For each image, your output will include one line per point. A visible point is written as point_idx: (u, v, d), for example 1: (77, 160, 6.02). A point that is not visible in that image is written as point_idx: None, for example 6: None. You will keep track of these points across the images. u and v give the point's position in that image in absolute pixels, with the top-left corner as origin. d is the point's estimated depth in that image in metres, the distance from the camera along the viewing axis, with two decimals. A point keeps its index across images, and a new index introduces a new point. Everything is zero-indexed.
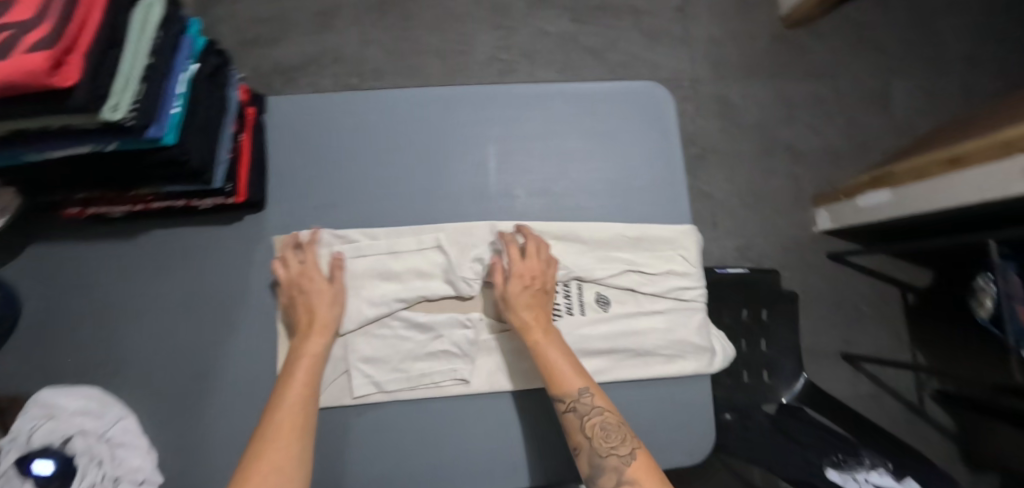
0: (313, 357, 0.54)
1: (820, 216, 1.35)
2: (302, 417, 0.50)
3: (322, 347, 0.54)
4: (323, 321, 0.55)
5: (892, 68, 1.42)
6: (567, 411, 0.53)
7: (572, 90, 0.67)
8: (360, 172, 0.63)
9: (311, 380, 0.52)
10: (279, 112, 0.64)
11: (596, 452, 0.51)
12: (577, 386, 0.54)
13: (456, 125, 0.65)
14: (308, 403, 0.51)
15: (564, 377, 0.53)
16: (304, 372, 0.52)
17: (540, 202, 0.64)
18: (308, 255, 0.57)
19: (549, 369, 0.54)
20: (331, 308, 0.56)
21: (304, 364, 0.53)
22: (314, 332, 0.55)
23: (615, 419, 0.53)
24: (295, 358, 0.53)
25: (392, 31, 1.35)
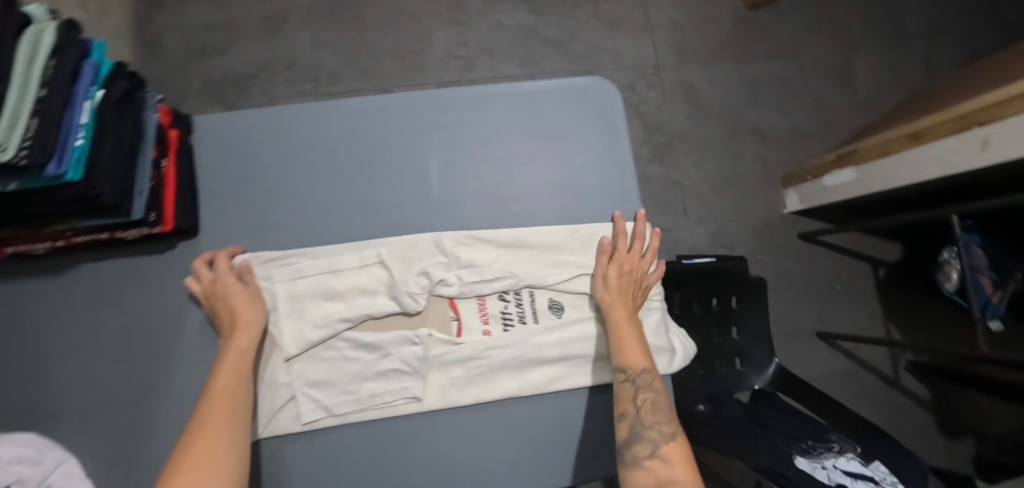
0: (242, 352, 0.53)
1: (789, 196, 1.35)
2: (232, 407, 0.49)
3: (248, 344, 0.53)
4: (245, 321, 0.54)
5: (854, 44, 1.41)
6: (624, 380, 0.55)
7: (513, 91, 0.65)
8: (297, 189, 0.61)
9: (240, 374, 0.51)
10: (208, 132, 0.61)
11: (640, 422, 0.53)
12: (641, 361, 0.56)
13: (394, 134, 0.62)
14: (237, 397, 0.50)
15: (633, 350, 0.56)
16: (230, 365, 0.51)
17: (487, 209, 0.62)
18: (219, 263, 0.55)
19: (618, 343, 0.57)
20: (255, 308, 0.55)
21: (229, 360, 0.52)
22: (243, 330, 0.54)
23: (666, 401, 0.55)
24: (223, 355, 0.52)
25: (345, 34, 1.31)
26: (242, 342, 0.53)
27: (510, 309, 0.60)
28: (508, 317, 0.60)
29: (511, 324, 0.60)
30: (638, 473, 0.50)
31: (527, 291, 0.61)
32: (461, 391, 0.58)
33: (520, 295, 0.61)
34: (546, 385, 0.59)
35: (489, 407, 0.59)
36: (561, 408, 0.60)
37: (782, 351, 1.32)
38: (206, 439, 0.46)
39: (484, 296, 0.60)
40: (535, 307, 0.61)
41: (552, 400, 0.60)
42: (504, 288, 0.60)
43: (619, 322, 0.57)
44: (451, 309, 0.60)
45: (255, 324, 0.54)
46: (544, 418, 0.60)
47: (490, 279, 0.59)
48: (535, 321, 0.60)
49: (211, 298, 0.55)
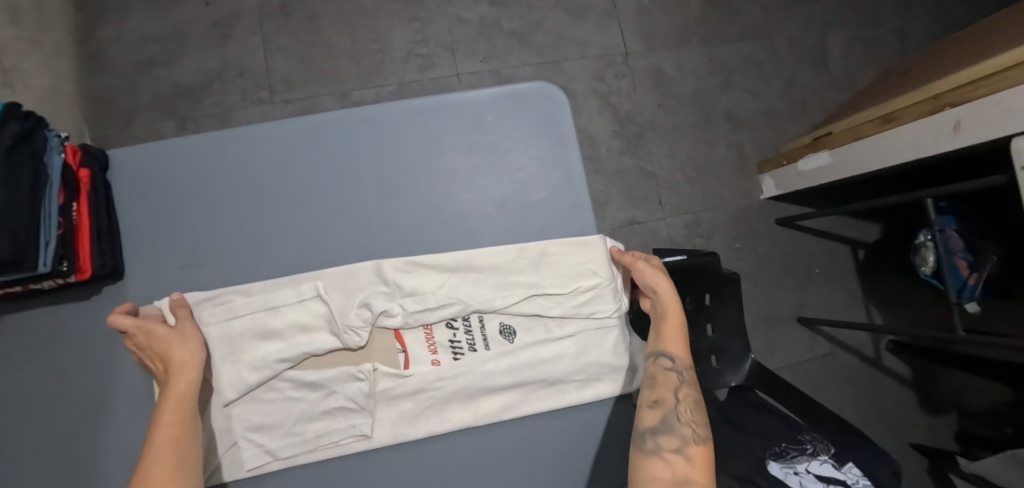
0: (183, 398, 0.49)
1: (766, 182, 1.32)
2: (176, 458, 0.45)
3: (189, 385, 0.50)
4: (180, 362, 0.50)
5: (826, 22, 1.37)
6: (667, 369, 0.56)
7: (451, 102, 0.61)
8: (226, 223, 0.57)
9: (181, 419, 0.48)
10: (125, 167, 0.57)
11: (675, 414, 0.52)
12: (686, 357, 0.56)
13: (325, 157, 0.59)
14: (185, 449, 0.46)
15: (683, 343, 0.56)
16: (169, 414, 0.47)
17: (428, 231, 0.59)
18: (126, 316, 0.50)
19: (669, 332, 0.57)
20: (187, 348, 0.51)
21: (166, 410, 0.48)
22: (178, 373, 0.50)
23: (701, 405, 0.54)
24: (161, 403, 0.48)
25: (298, 37, 1.26)
26: (181, 387, 0.49)
27: (459, 337, 0.58)
28: (457, 345, 0.58)
29: (460, 353, 0.58)
30: (658, 462, 0.49)
31: (476, 317, 0.59)
32: (411, 425, 0.56)
33: (469, 322, 0.58)
34: (499, 413, 0.57)
35: (442, 439, 0.57)
36: (517, 434, 0.58)
37: (763, 338, 1.31)
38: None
39: (431, 325, 0.58)
40: (484, 334, 0.58)
41: (509, 428, 0.58)
42: (451, 315, 0.57)
43: (675, 310, 0.58)
44: (397, 342, 0.57)
45: (193, 365, 0.51)
46: (499, 445, 0.58)
47: (436, 307, 0.57)
48: (485, 348, 0.58)
49: (137, 351, 0.51)
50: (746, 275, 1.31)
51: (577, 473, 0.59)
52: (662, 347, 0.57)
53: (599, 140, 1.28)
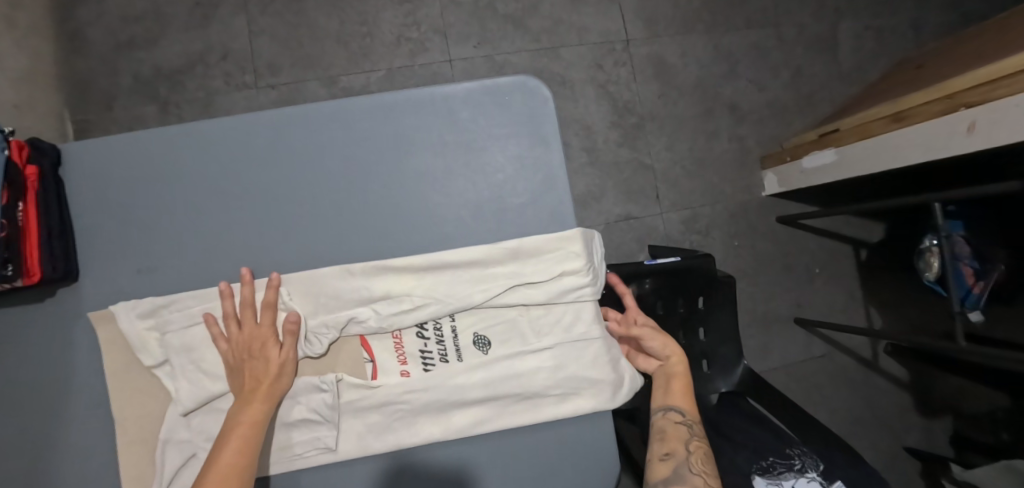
0: (253, 427, 0.48)
1: (768, 179, 1.28)
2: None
3: (263, 415, 0.49)
4: (271, 389, 0.50)
5: (839, 8, 1.29)
6: (677, 422, 0.60)
7: (427, 98, 0.57)
8: (186, 223, 0.55)
9: (248, 446, 0.47)
10: (81, 162, 0.54)
11: (687, 464, 0.56)
12: (692, 410, 0.61)
13: (290, 155, 0.55)
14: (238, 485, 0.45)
15: (691, 398, 0.62)
16: (239, 440, 0.47)
17: (398, 235, 0.56)
18: (264, 315, 0.51)
19: (679, 389, 0.63)
20: (284, 377, 0.51)
21: (239, 436, 0.47)
22: (257, 399, 0.49)
23: (711, 453, 0.58)
24: (232, 428, 0.47)
25: (283, 18, 1.21)
26: (259, 415, 0.49)
27: (430, 347, 0.55)
28: (428, 356, 0.55)
29: (431, 363, 0.55)
30: None
31: (448, 324, 0.56)
32: (378, 438, 0.53)
33: (441, 330, 0.55)
34: (470, 428, 0.54)
35: (416, 452, 0.55)
36: (488, 450, 0.56)
37: (759, 339, 1.28)
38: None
39: (400, 332, 0.55)
40: (457, 344, 0.55)
41: (481, 442, 0.56)
42: (424, 319, 0.54)
43: (684, 372, 0.63)
44: (364, 350, 0.55)
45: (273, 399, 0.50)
46: (471, 463, 0.56)
47: (411, 310, 0.54)
48: (457, 359, 0.55)
49: (241, 357, 0.51)
50: (744, 274, 1.28)
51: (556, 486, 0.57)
52: (672, 403, 0.62)
53: (595, 131, 1.24)
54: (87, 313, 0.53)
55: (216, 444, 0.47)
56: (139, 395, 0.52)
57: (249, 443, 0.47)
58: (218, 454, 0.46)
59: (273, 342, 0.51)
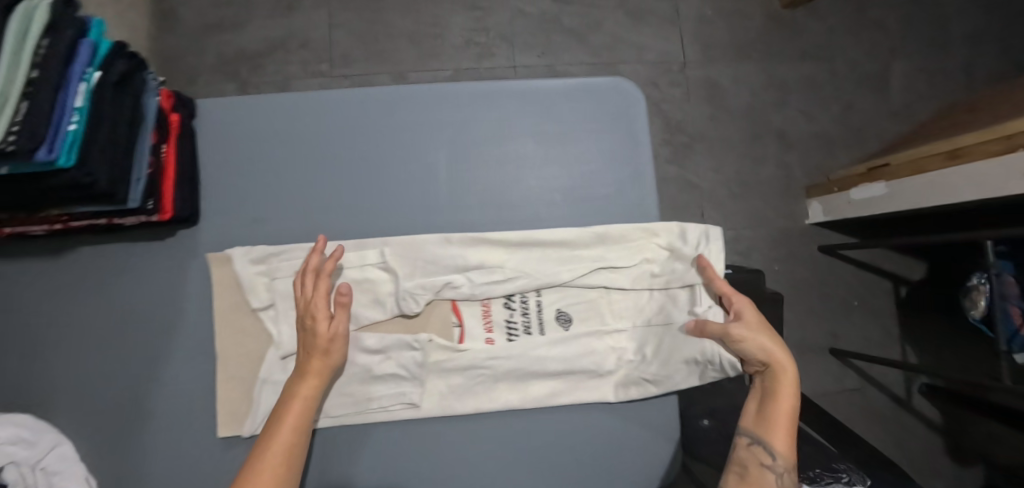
0: (307, 404, 0.49)
1: (813, 207, 1.29)
2: (288, 462, 0.46)
3: (316, 391, 0.50)
4: (325, 362, 0.51)
5: (895, 47, 1.30)
6: (766, 468, 0.50)
7: (527, 90, 0.62)
8: (297, 181, 0.59)
9: (301, 420, 0.48)
10: (212, 117, 0.59)
11: None
12: (790, 455, 0.50)
13: (398, 130, 0.60)
14: (290, 462, 0.47)
15: (789, 440, 0.50)
16: (293, 416, 0.48)
17: (492, 212, 0.59)
18: (319, 285, 0.52)
19: (774, 419, 0.51)
20: (336, 353, 0.51)
21: (294, 409, 0.48)
22: (311, 377, 0.50)
23: None
24: (286, 405, 0.49)
25: (361, 14, 1.28)
26: (309, 391, 0.50)
27: (515, 318, 0.58)
28: (512, 326, 0.58)
29: (515, 334, 0.58)
30: None
31: (535, 298, 0.59)
32: (459, 399, 0.56)
33: (527, 303, 0.58)
34: (545, 399, 0.57)
35: (490, 417, 0.57)
36: (558, 422, 0.58)
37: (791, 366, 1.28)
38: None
39: (489, 301, 0.58)
40: (540, 318, 0.58)
41: (551, 417, 0.58)
42: (513, 291, 0.58)
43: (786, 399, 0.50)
44: (454, 315, 0.58)
45: (326, 377, 0.51)
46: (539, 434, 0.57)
47: (502, 281, 0.57)
48: (539, 332, 0.58)
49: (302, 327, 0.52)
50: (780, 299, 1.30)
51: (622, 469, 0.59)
52: (763, 436, 0.51)
53: None
54: (202, 254, 0.57)
55: (272, 420, 0.48)
56: (243, 336, 0.56)
57: (302, 418, 0.49)
58: (274, 431, 0.47)
59: (325, 316, 0.51)
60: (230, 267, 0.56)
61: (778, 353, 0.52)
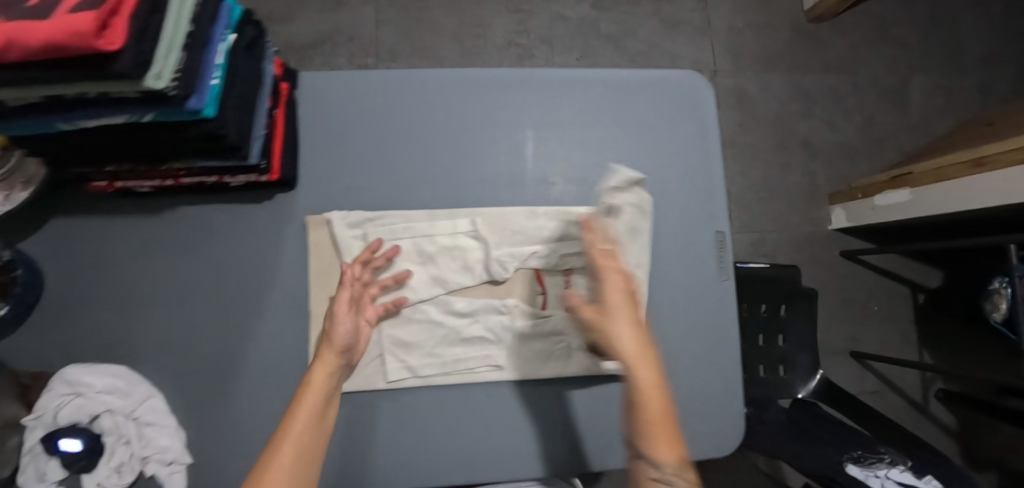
0: (320, 387, 0.49)
1: (836, 214, 1.34)
2: (305, 453, 0.45)
3: (329, 377, 0.50)
4: (337, 349, 0.52)
5: (914, 64, 1.37)
6: (651, 474, 0.48)
7: (609, 78, 0.67)
8: (393, 152, 0.62)
9: (318, 410, 0.48)
10: (314, 87, 0.62)
11: None
12: (672, 464, 0.47)
13: (490, 108, 0.64)
14: (305, 438, 0.46)
15: (668, 448, 0.47)
16: (309, 403, 0.48)
17: (576, 189, 0.64)
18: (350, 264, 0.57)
19: (646, 425, 0.47)
20: (340, 327, 0.53)
21: (309, 394, 0.48)
22: (321, 361, 0.51)
23: None
24: (303, 389, 0.49)
25: (407, 12, 1.32)
26: (320, 378, 0.50)
27: None
28: None
29: None
30: None
31: None
32: (540, 363, 0.59)
33: None
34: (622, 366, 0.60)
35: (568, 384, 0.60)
36: (627, 389, 0.62)
37: None
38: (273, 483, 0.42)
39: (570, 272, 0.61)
40: None
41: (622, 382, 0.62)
42: None
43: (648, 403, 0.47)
44: (536, 283, 0.60)
45: (333, 365, 0.51)
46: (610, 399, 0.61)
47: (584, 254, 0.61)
48: None
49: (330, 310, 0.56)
50: None
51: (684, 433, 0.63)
52: (645, 450, 0.48)
53: None
54: (300, 217, 0.60)
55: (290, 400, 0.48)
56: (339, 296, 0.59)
57: (319, 405, 0.48)
58: (294, 410, 0.47)
59: (365, 287, 0.57)
60: (328, 230, 0.59)
61: (626, 349, 0.49)
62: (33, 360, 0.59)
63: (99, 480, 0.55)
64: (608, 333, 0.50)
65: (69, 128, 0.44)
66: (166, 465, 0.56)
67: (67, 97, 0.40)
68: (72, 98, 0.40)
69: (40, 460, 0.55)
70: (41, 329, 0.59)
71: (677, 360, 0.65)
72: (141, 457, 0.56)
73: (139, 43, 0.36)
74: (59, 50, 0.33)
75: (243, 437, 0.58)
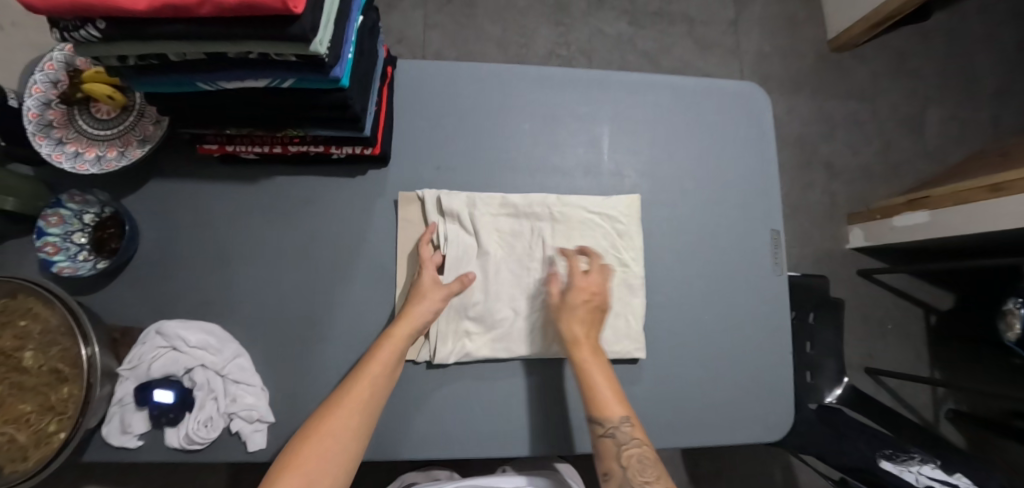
0: (399, 340, 0.55)
1: (854, 232, 1.40)
2: (367, 396, 0.52)
3: (407, 333, 0.55)
4: (413, 314, 0.56)
5: (930, 95, 1.46)
6: (603, 436, 0.55)
7: (681, 83, 0.72)
8: (480, 138, 0.66)
9: (390, 361, 0.54)
10: (410, 74, 0.67)
11: (628, 482, 0.53)
12: (623, 420, 0.55)
13: (571, 104, 0.69)
14: (379, 381, 0.53)
15: (615, 405, 0.55)
16: (388, 350, 0.54)
17: (646, 184, 0.69)
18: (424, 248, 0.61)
19: (591, 391, 0.56)
20: (423, 303, 0.57)
21: (388, 345, 0.55)
22: (403, 319, 0.56)
23: (649, 463, 0.54)
24: (385, 339, 0.55)
25: (456, 17, 1.38)
26: (399, 334, 0.55)
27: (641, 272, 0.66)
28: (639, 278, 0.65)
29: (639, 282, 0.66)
30: None
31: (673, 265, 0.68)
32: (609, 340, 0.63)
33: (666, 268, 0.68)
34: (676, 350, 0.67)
35: (629, 365, 0.65)
36: (687, 372, 0.66)
37: None
38: (344, 411, 0.51)
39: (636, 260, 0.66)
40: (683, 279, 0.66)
41: (682, 363, 0.66)
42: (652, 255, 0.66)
43: (595, 368, 0.57)
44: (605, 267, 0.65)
45: (412, 326, 0.56)
46: (668, 380, 0.66)
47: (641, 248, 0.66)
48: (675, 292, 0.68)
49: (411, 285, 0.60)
50: None
51: (739, 417, 0.67)
52: (594, 416, 0.55)
53: None
54: (392, 193, 0.64)
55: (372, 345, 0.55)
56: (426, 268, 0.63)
57: (392, 356, 0.55)
58: (372, 355, 0.54)
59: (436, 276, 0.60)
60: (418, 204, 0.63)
61: (578, 331, 0.58)
62: (120, 314, 0.61)
63: (187, 432, 0.56)
64: (564, 320, 0.59)
65: (209, 88, 0.47)
66: (251, 423, 0.58)
67: (225, 56, 0.43)
68: (230, 57, 0.43)
69: (127, 411, 0.56)
70: (130, 285, 0.61)
71: (734, 348, 0.68)
72: (228, 413, 0.57)
73: (315, 10, 0.40)
74: (254, 8, 0.37)
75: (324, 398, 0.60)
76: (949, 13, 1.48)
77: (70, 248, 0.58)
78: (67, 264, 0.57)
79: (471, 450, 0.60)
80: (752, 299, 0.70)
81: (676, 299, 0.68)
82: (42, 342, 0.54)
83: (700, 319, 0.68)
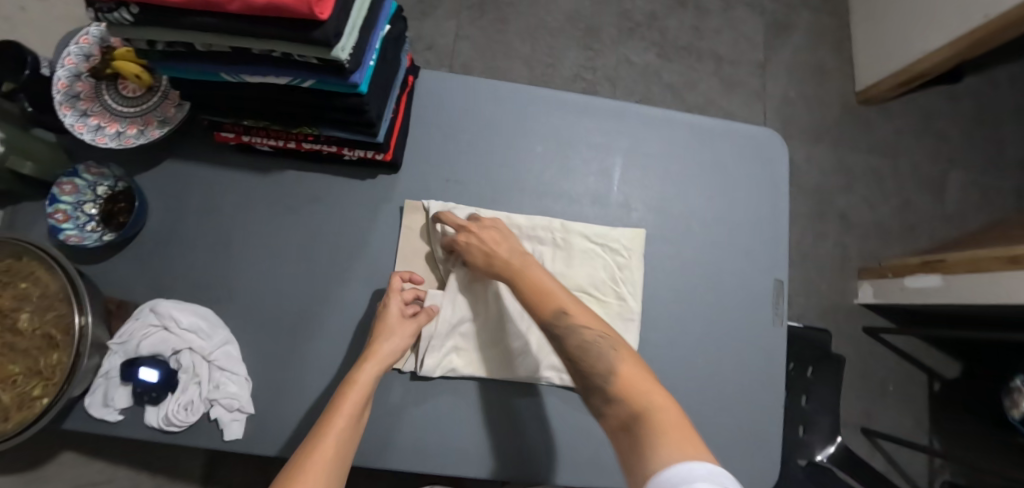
0: (365, 384, 0.53)
1: (864, 289, 1.37)
2: (336, 448, 0.47)
3: (372, 376, 0.54)
4: (381, 352, 0.55)
5: (953, 158, 1.44)
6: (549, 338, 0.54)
7: (699, 122, 0.71)
8: (491, 154, 0.67)
9: (358, 408, 0.51)
10: (429, 85, 0.67)
11: (579, 371, 0.51)
12: (554, 310, 0.53)
13: (586, 131, 0.69)
14: (348, 431, 0.49)
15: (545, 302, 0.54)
16: (354, 395, 0.52)
17: (654, 220, 0.68)
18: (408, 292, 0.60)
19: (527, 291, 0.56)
20: (390, 342, 0.56)
21: (350, 393, 0.52)
22: (370, 361, 0.55)
23: (595, 341, 0.51)
24: (348, 384, 0.53)
25: (486, 32, 1.40)
26: (366, 377, 0.54)
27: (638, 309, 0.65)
28: (631, 315, 0.64)
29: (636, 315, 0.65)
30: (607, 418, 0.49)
31: (670, 305, 0.67)
32: None
33: (662, 306, 0.67)
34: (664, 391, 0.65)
35: None
36: None
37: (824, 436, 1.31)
38: (314, 472, 0.44)
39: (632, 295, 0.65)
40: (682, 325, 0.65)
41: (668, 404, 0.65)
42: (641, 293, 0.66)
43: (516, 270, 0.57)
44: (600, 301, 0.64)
45: (378, 369, 0.55)
46: None
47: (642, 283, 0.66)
48: (670, 331, 0.67)
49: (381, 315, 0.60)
50: None
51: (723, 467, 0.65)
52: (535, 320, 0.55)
53: None
54: (398, 200, 0.65)
55: (337, 395, 0.52)
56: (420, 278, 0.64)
57: (356, 409, 0.51)
58: (338, 405, 0.51)
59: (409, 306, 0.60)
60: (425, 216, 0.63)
61: (493, 247, 0.58)
62: (117, 287, 0.61)
63: (166, 412, 0.57)
64: (481, 247, 0.58)
65: (232, 79, 0.48)
66: (230, 412, 0.58)
67: (250, 51, 0.44)
68: (254, 53, 0.44)
69: (111, 385, 0.57)
70: (131, 260, 0.62)
71: (724, 396, 0.67)
72: (209, 400, 0.57)
73: (340, 15, 0.41)
74: (279, 9, 0.38)
75: (306, 398, 0.60)
76: (982, 77, 1.46)
77: (79, 218, 0.59)
78: (75, 233, 0.58)
79: (446, 467, 0.59)
80: (746, 347, 0.68)
81: (670, 338, 0.67)
82: (40, 305, 0.55)
83: (692, 362, 0.67)
